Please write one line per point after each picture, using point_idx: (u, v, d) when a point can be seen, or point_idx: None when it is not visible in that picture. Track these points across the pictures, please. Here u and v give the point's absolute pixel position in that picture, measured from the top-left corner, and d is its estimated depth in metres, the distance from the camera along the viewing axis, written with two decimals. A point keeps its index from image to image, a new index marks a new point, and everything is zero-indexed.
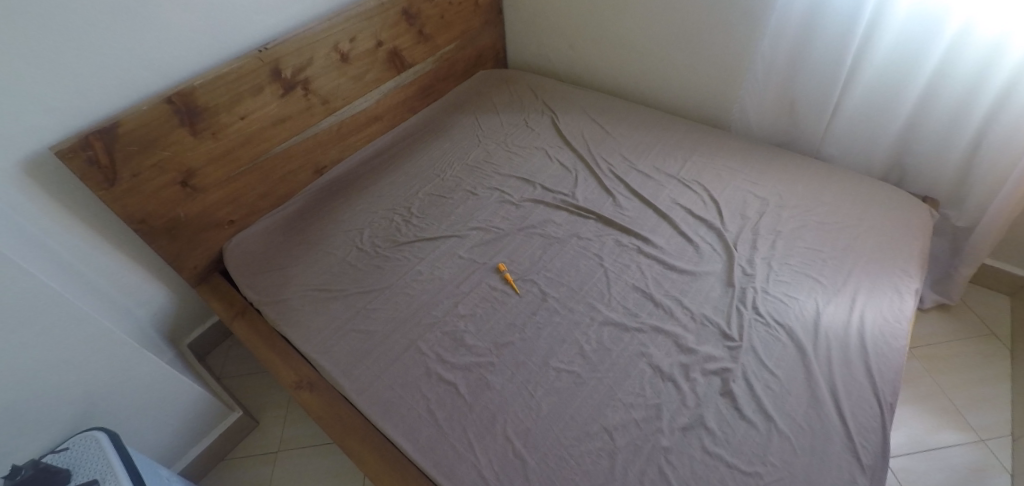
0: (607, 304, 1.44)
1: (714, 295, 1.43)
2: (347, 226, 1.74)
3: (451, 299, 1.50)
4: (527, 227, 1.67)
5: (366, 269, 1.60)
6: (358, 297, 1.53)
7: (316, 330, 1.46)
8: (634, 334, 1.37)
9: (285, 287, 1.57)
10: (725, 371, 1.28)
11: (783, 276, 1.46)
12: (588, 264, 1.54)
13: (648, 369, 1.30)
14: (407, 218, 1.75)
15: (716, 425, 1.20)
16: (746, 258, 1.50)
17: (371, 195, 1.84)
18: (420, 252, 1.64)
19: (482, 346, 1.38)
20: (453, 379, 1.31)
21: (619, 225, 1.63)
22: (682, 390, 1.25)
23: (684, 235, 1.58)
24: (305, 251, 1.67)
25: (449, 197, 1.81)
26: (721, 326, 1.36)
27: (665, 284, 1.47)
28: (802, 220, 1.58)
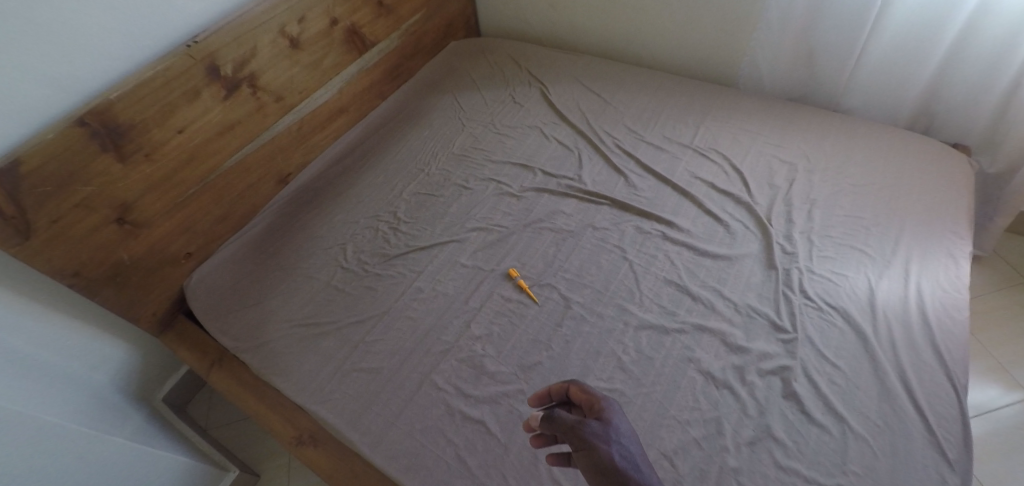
0: (640, 305, 1.26)
1: (756, 281, 1.28)
2: (326, 243, 1.52)
3: (461, 319, 1.30)
4: (535, 221, 1.48)
5: (357, 293, 1.40)
6: (353, 328, 1.33)
7: (309, 374, 1.26)
8: (676, 337, 1.21)
9: (265, 325, 1.36)
10: (784, 369, 1.14)
11: (827, 250, 1.32)
12: (611, 259, 1.36)
13: (698, 377, 1.15)
14: (394, 224, 1.53)
15: (785, 435, 1.06)
16: (783, 234, 1.35)
17: (348, 202, 1.61)
18: (416, 265, 1.43)
19: (506, 371, 1.20)
20: (480, 416, 1.14)
21: (637, 209, 1.45)
22: (741, 397, 1.11)
23: (710, 213, 1.42)
24: (281, 279, 1.45)
25: (439, 196, 1.59)
26: (770, 316, 1.21)
27: (700, 273, 1.31)
28: (837, 184, 1.45)
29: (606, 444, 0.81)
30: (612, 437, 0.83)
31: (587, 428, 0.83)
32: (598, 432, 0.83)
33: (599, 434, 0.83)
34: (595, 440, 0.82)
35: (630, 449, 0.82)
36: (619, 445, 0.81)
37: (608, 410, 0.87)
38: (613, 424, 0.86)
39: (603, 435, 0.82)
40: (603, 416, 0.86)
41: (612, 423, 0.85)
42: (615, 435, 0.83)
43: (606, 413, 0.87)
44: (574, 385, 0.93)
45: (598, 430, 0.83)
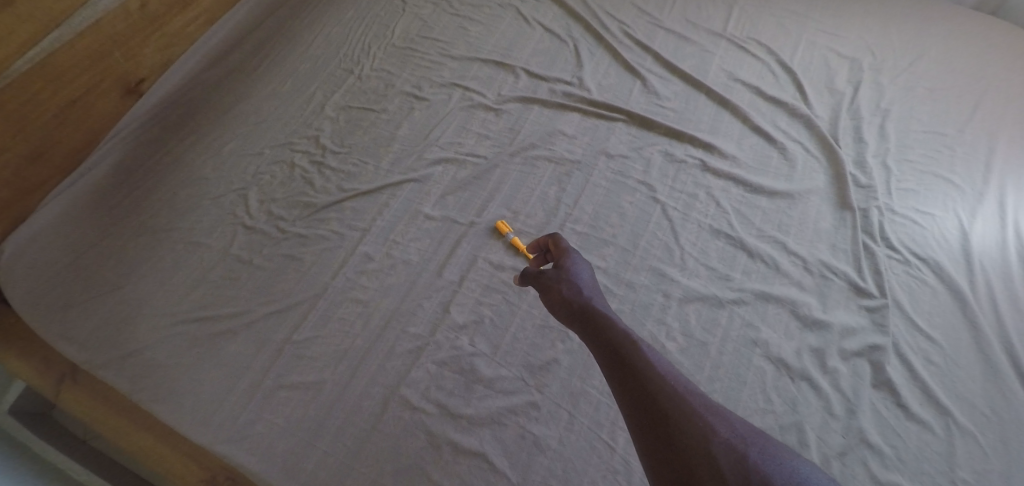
0: (684, 268, 0.92)
1: (827, 228, 0.97)
2: (214, 191, 1.06)
3: (436, 300, 0.92)
4: (524, 148, 1.06)
5: (273, 265, 0.97)
6: (273, 320, 0.91)
7: (213, 398, 0.85)
8: (734, 311, 0.89)
9: (134, 322, 0.92)
10: (873, 350, 0.87)
11: (906, 179, 1.02)
12: (636, 202, 0.99)
13: (767, 366, 0.85)
14: (318, 157, 1.09)
15: (881, 439, 0.81)
16: (854, 160, 1.03)
17: (244, 126, 1.14)
18: (359, 219, 1.01)
19: (509, 377, 0.85)
20: (476, 446, 0.79)
21: (663, 126, 1.06)
22: (823, 391, 0.84)
23: (760, 131, 1.06)
24: (153, 247, 1.00)
25: (379, 109, 1.14)
26: (849, 276, 0.92)
27: (756, 218, 0.97)
28: (911, 89, 1.13)
29: (561, 275, 0.69)
30: (570, 271, 0.70)
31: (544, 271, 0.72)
32: (556, 268, 0.71)
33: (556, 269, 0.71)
34: (551, 274, 0.70)
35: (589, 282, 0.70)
36: (577, 276, 0.69)
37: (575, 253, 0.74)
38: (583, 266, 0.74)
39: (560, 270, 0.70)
40: (563, 255, 0.73)
41: (574, 260, 0.72)
42: (574, 269, 0.71)
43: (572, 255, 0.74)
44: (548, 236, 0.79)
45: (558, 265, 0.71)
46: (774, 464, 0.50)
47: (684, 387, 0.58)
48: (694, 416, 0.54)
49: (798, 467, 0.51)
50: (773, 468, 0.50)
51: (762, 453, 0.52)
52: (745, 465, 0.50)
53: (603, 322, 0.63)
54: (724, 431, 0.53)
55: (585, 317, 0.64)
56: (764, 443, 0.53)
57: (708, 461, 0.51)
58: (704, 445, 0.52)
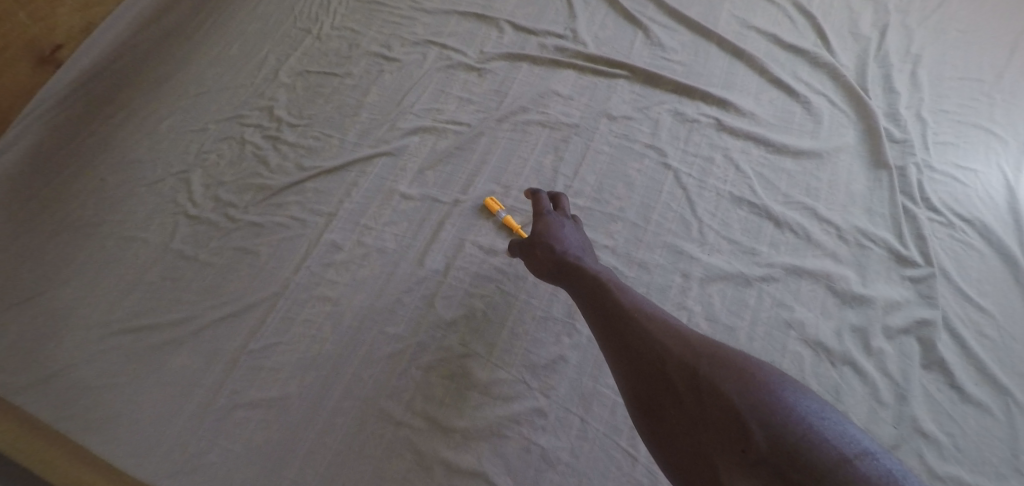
0: (703, 243, 0.80)
1: (860, 190, 0.85)
2: (150, 176, 0.90)
3: (419, 293, 0.79)
4: (513, 113, 0.92)
5: (222, 260, 0.82)
6: (225, 326, 0.77)
7: (156, 422, 0.72)
8: (763, 289, 0.77)
9: (57, 337, 0.77)
10: (921, 326, 0.76)
11: (944, 132, 0.91)
12: (645, 170, 0.86)
13: (803, 351, 0.74)
14: (272, 131, 0.93)
15: (938, 428, 0.70)
16: (885, 113, 0.92)
17: (184, 99, 0.98)
18: (323, 202, 0.86)
19: (508, 380, 0.72)
20: (473, 464, 0.67)
21: (671, 81, 0.93)
22: (869, 376, 0.73)
23: (780, 84, 0.93)
24: (78, 245, 0.84)
25: (342, 74, 0.98)
26: (889, 243, 0.81)
27: (781, 182, 0.85)
28: (942, 33, 1.00)
29: (536, 235, 0.71)
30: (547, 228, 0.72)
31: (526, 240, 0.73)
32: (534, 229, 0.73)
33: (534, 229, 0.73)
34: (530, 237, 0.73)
35: (570, 236, 0.71)
36: (553, 231, 0.70)
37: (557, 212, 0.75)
38: (566, 220, 0.75)
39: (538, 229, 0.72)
40: (542, 214, 0.74)
41: (551, 217, 0.73)
42: (550, 225, 0.72)
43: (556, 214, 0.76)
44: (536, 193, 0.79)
45: (535, 225, 0.73)
46: (721, 371, 0.49)
47: (648, 315, 0.58)
48: (651, 343, 0.55)
49: (752, 370, 0.48)
50: (725, 375, 0.48)
51: (714, 364, 0.50)
52: (697, 381, 0.49)
53: (575, 273, 0.65)
54: (679, 349, 0.53)
55: (561, 273, 0.67)
56: (722, 353, 0.51)
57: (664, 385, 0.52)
58: (659, 370, 0.53)
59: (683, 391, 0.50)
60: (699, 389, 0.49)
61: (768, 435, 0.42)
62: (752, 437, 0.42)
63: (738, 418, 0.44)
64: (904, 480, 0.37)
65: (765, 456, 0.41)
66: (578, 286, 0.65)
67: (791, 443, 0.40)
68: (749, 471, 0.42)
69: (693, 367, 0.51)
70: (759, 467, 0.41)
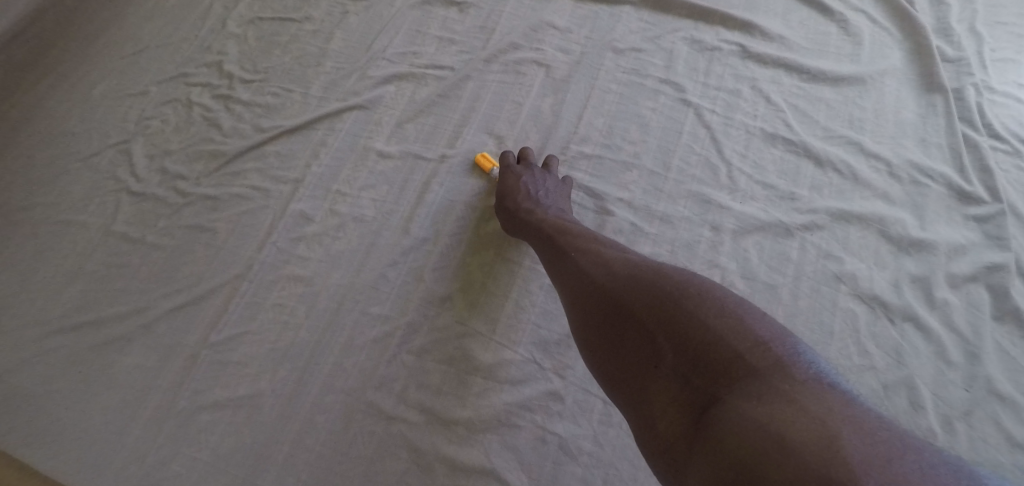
0: (734, 190, 0.68)
1: (911, 118, 0.73)
2: (85, 148, 0.77)
3: (406, 266, 0.67)
4: (503, 52, 0.78)
5: (175, 241, 0.70)
6: (181, 317, 0.66)
7: (106, 433, 0.61)
8: (806, 239, 0.66)
9: None
10: (992, 271, 0.65)
11: (1002, 46, 0.78)
12: (661, 108, 0.73)
13: (857, 307, 0.64)
14: (223, 89, 0.80)
15: (1016, 388, 0.60)
16: (935, 28, 0.79)
17: (122, 57, 0.85)
18: (288, 167, 0.74)
19: (516, 361, 0.62)
20: (480, 461, 0.57)
21: (684, 5, 0.80)
22: (934, 333, 0.62)
23: (810, 2, 0.81)
24: (6, 233, 0.72)
25: (301, 18, 0.84)
26: (949, 178, 0.69)
27: (819, 114, 0.73)
28: None
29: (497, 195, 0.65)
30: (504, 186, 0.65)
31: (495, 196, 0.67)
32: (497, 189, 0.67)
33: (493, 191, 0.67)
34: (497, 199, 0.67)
35: (531, 184, 0.64)
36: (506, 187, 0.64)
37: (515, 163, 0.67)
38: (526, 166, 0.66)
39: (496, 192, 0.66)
40: (504, 170, 0.67)
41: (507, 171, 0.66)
42: (505, 182, 0.65)
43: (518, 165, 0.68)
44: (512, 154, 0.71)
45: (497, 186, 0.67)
46: (633, 285, 0.42)
47: (577, 240, 0.51)
48: (573, 268, 0.48)
49: (665, 277, 0.41)
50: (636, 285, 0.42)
51: (624, 275, 0.44)
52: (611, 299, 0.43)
53: (524, 219, 0.59)
54: (596, 267, 0.46)
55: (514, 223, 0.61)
56: (636, 262, 0.45)
57: (583, 312, 0.46)
58: (579, 295, 0.47)
59: (598, 314, 0.44)
60: (617, 311, 0.43)
61: (678, 349, 0.38)
62: (658, 345, 0.39)
63: (650, 333, 0.40)
64: (800, 365, 0.35)
65: (678, 369, 0.37)
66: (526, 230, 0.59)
67: (698, 352, 0.37)
68: (663, 385, 0.38)
69: (605, 285, 0.44)
70: (672, 381, 0.38)
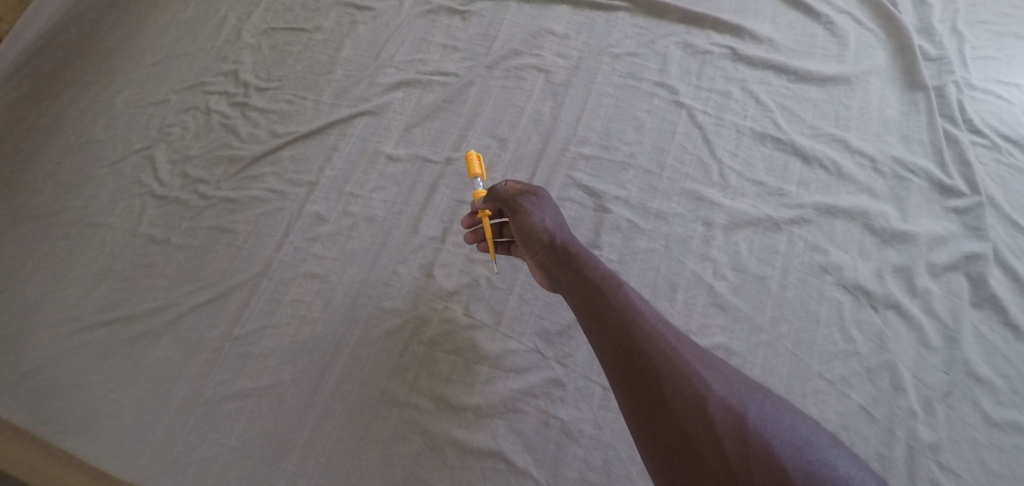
0: (725, 187, 0.72)
1: (895, 116, 0.77)
2: (110, 155, 0.82)
3: (415, 262, 0.72)
4: (504, 58, 0.82)
5: (197, 242, 0.75)
6: (205, 313, 0.71)
7: (139, 420, 0.65)
8: (794, 233, 0.70)
9: (24, 336, 0.71)
10: (971, 260, 0.68)
11: (982, 45, 0.81)
12: (655, 110, 0.77)
13: (842, 296, 0.67)
14: (239, 96, 0.84)
15: (991, 370, 0.64)
16: (917, 28, 0.82)
17: (142, 68, 0.89)
18: (302, 171, 0.78)
19: (520, 350, 0.66)
20: (488, 444, 0.61)
21: (677, 10, 0.83)
22: (916, 319, 0.66)
23: (798, 5, 0.84)
24: (38, 236, 0.77)
25: (312, 28, 0.89)
26: (931, 173, 0.73)
27: (806, 113, 0.77)
28: None
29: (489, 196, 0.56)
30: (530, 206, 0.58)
31: (520, 207, 0.58)
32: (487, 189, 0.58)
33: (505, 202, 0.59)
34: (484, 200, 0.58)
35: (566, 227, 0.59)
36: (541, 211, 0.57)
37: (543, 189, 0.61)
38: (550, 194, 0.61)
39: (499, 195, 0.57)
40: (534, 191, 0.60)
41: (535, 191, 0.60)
42: (535, 203, 0.58)
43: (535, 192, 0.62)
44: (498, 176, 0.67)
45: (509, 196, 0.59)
46: (769, 427, 0.42)
47: (678, 337, 0.48)
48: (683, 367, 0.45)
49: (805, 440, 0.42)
50: (773, 426, 0.42)
51: (757, 410, 0.43)
52: (741, 424, 0.42)
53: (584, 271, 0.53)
54: (718, 386, 0.44)
55: (551, 258, 0.55)
56: (760, 399, 0.45)
57: (693, 423, 0.42)
58: (688, 400, 0.43)
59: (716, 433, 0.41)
60: (719, 408, 0.43)
61: None
62: None
63: (790, 477, 0.39)
64: None
65: None
66: (571, 272, 0.53)
67: None
68: None
69: (734, 409, 0.43)
70: None
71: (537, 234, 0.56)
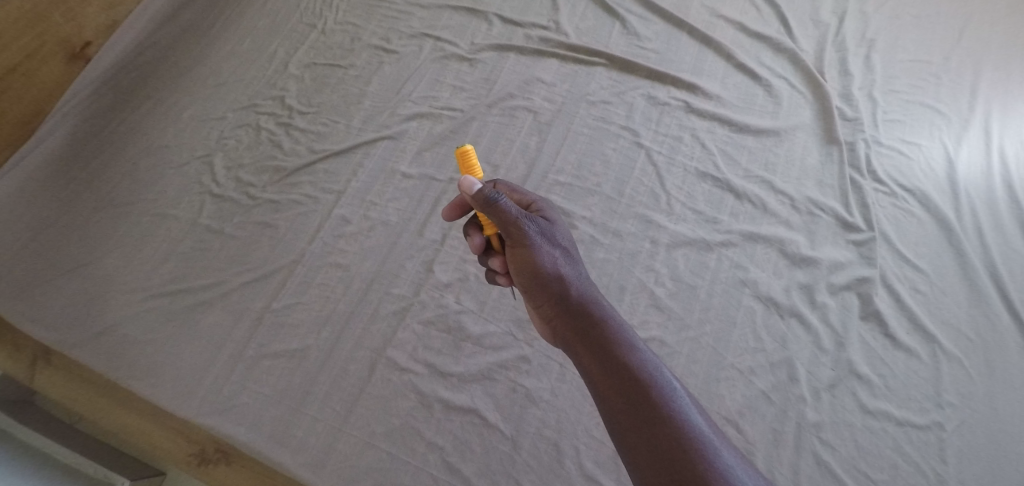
0: (670, 213, 0.90)
1: (814, 164, 0.95)
2: (177, 160, 1.00)
3: (419, 259, 0.90)
4: (501, 99, 1.01)
5: (245, 234, 0.93)
6: (250, 290, 0.88)
7: (194, 372, 0.83)
8: (722, 253, 0.88)
9: (105, 301, 0.89)
10: (861, 282, 0.86)
11: (892, 110, 1.00)
12: (619, 149, 0.96)
13: (756, 305, 0.84)
14: (284, 117, 1.03)
15: (869, 369, 0.81)
16: (839, 93, 1.01)
17: (204, 89, 1.08)
18: (333, 181, 0.97)
19: (498, 333, 0.83)
20: (468, 403, 0.78)
21: (645, 68, 1.02)
22: (813, 327, 0.83)
23: (744, 69, 1.03)
24: (116, 222, 0.95)
25: (346, 65, 1.08)
26: (837, 212, 0.91)
27: (742, 158, 0.95)
28: (896, 17, 1.09)
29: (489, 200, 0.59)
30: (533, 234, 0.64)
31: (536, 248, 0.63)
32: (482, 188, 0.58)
33: (510, 230, 0.63)
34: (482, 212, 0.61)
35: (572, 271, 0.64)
36: (543, 244, 0.63)
37: (542, 206, 0.70)
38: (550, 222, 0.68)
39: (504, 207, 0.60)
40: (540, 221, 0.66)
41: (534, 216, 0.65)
42: (540, 233, 0.64)
43: (532, 211, 0.70)
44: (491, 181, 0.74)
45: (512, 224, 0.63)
46: None
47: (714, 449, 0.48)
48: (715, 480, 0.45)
49: None
50: None
51: None
52: None
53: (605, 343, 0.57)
54: None
55: (569, 319, 0.61)
56: None
57: None
58: None
59: None
60: None
61: None
62: None
63: None
64: None
65: None
66: (593, 337, 0.58)
67: None
68: None
69: None
70: None
71: (545, 274, 0.62)
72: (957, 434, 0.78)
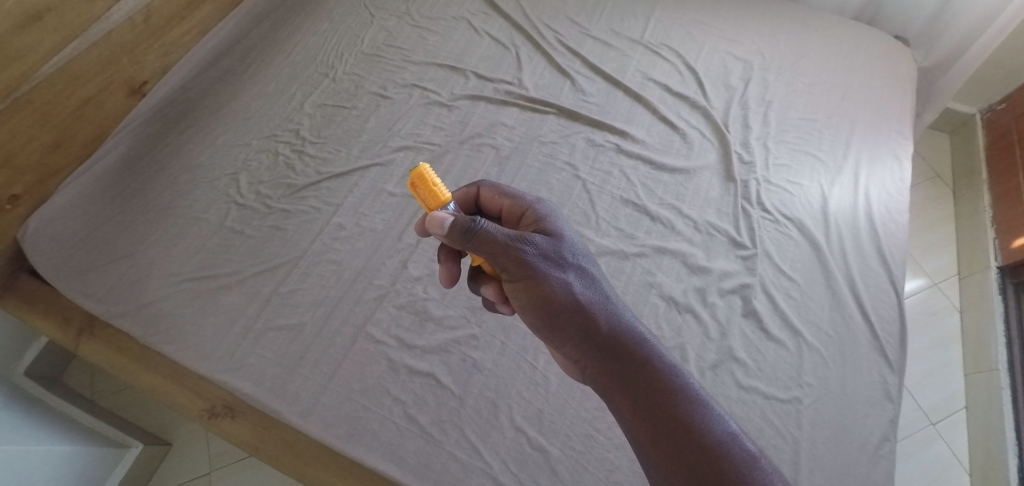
0: (597, 229, 1.14)
1: (714, 196, 1.19)
2: (209, 176, 1.26)
3: (397, 258, 1.13)
4: (471, 137, 1.27)
5: (262, 234, 1.17)
6: (261, 278, 1.11)
7: (212, 339, 1.05)
8: (636, 261, 1.11)
9: (145, 283, 1.11)
10: (744, 287, 1.09)
11: (782, 157, 1.25)
12: (561, 179, 1.21)
13: (660, 302, 1.07)
14: (298, 146, 1.29)
15: (746, 355, 1.03)
16: (740, 141, 1.27)
17: (234, 121, 1.35)
18: (334, 196, 1.21)
19: (455, 316, 1.06)
20: (428, 368, 1.00)
21: (586, 117, 1.29)
22: (704, 320, 1.05)
23: (665, 121, 1.29)
24: (157, 223, 1.19)
25: (350, 107, 1.35)
26: (729, 233, 1.15)
27: (658, 190, 1.20)
28: (791, 84, 1.37)
29: (468, 228, 0.70)
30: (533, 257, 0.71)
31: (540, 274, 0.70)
32: (454, 221, 0.71)
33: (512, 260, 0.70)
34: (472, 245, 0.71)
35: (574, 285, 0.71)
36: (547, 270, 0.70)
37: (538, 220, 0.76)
38: (549, 238, 0.73)
39: (487, 233, 0.69)
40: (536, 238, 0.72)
41: (530, 239, 0.71)
42: (538, 255, 0.70)
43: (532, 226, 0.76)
44: (474, 189, 0.85)
45: (503, 252, 0.70)
46: None
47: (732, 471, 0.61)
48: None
49: None
50: None
51: None
52: None
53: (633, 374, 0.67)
54: None
55: (594, 344, 0.70)
56: None
57: None
58: None
59: None
60: None
61: None
62: None
63: None
64: None
65: None
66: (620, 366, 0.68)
67: None
68: None
69: None
70: None
71: (555, 298, 0.70)
72: (813, 407, 0.99)
